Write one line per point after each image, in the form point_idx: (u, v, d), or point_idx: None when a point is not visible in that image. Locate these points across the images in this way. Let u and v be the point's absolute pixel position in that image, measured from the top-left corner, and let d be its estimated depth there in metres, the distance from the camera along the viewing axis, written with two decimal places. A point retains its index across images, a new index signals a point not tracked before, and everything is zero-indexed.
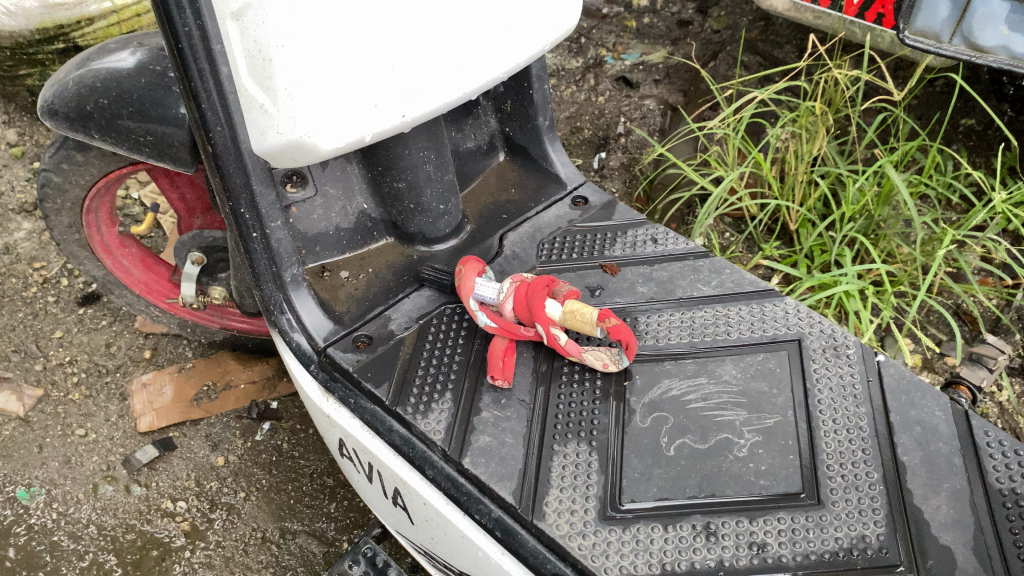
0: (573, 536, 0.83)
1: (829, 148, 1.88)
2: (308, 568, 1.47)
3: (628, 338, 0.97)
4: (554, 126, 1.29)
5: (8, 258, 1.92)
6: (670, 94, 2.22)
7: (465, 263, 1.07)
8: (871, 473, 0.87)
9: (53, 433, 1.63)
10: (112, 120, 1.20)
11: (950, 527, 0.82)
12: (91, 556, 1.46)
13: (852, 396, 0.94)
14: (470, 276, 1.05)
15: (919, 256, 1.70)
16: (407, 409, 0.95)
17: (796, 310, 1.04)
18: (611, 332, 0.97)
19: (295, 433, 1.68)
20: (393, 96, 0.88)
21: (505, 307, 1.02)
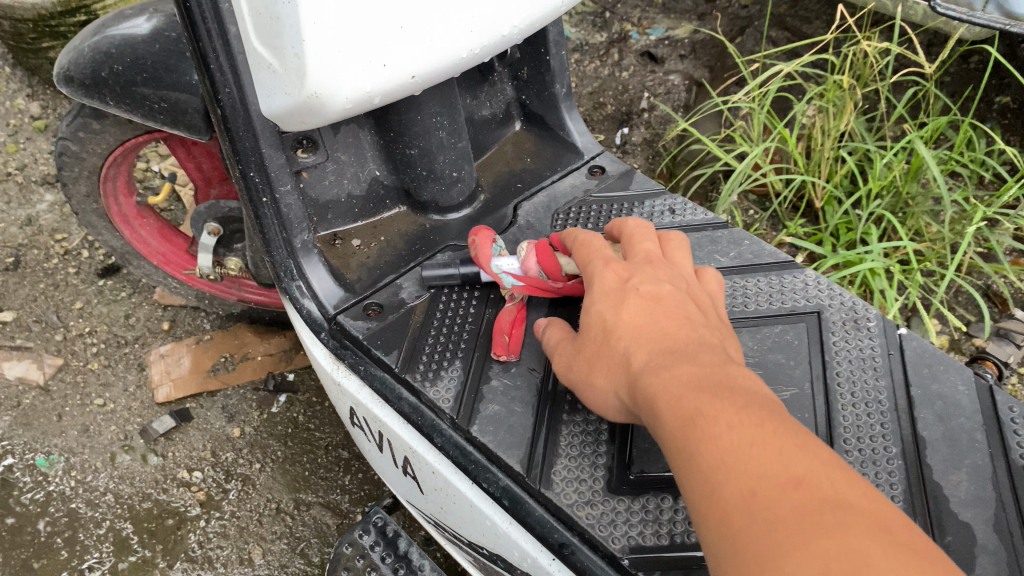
0: (580, 505, 0.81)
1: (856, 123, 1.83)
2: (322, 539, 1.47)
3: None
4: (572, 93, 1.26)
5: (31, 229, 1.93)
6: (696, 70, 2.18)
7: (477, 231, 1.03)
8: (889, 447, 0.85)
9: (72, 402, 1.64)
10: (127, 86, 1.19)
11: (970, 504, 0.79)
12: (108, 524, 1.47)
13: (872, 368, 0.92)
14: (488, 241, 1.02)
15: (947, 234, 1.67)
16: (416, 376, 0.94)
17: (816, 282, 1.02)
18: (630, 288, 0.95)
19: (312, 405, 1.68)
20: (403, 55, 0.84)
21: (528, 264, 0.99)
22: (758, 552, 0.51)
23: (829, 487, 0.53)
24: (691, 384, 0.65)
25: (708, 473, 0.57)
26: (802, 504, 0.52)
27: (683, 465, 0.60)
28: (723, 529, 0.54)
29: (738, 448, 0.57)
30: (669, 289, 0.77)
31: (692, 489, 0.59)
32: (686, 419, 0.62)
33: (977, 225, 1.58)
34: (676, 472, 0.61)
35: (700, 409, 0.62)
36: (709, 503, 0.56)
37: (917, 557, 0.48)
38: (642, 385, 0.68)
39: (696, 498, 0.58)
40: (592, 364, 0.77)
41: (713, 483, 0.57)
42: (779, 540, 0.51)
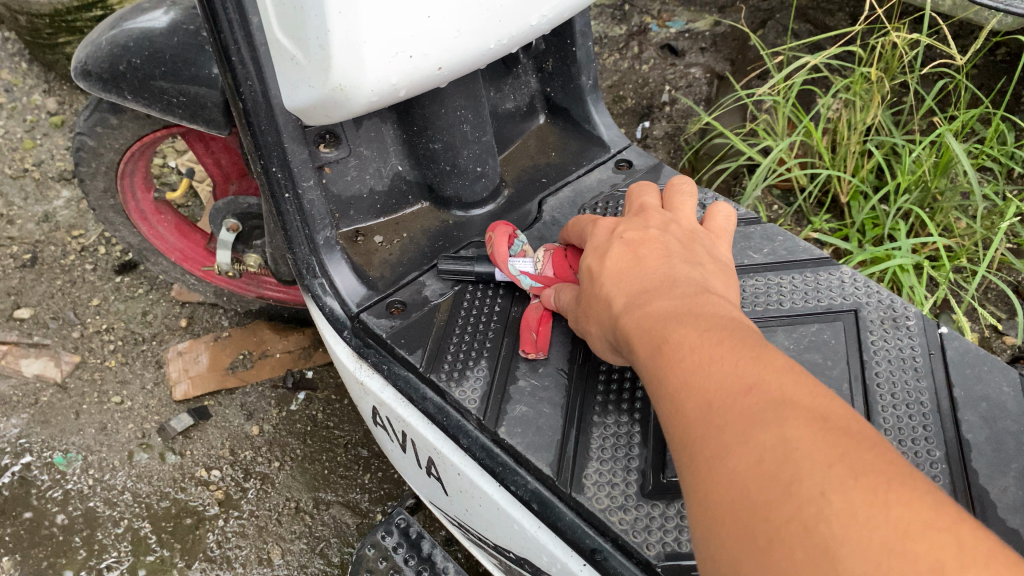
0: (613, 510, 0.79)
1: (884, 116, 1.80)
2: (341, 539, 1.45)
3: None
4: (598, 86, 1.23)
5: (47, 226, 1.92)
6: (716, 63, 2.15)
7: (494, 229, 1.00)
8: (933, 451, 0.82)
9: (89, 400, 1.63)
10: (146, 80, 1.18)
11: (1019, 510, 0.77)
12: (126, 523, 1.45)
13: (913, 369, 0.89)
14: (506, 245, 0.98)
15: (978, 229, 1.63)
16: (441, 376, 0.92)
17: (853, 279, 0.99)
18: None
19: (331, 403, 1.66)
20: (430, 47, 0.82)
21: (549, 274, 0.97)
22: (708, 451, 0.52)
23: (776, 382, 0.53)
24: (662, 307, 0.66)
25: (672, 389, 0.58)
26: (748, 401, 0.53)
27: (653, 385, 0.61)
28: (681, 436, 0.55)
29: (696, 363, 0.58)
30: (653, 233, 0.79)
31: (661, 404, 0.60)
32: (654, 342, 0.63)
33: (1010, 221, 1.55)
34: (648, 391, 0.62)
35: (667, 330, 0.63)
36: (672, 414, 0.57)
37: (849, 439, 0.48)
38: (619, 316, 0.70)
39: (663, 412, 0.59)
40: (585, 310, 0.79)
41: (676, 397, 0.58)
42: (726, 439, 0.51)
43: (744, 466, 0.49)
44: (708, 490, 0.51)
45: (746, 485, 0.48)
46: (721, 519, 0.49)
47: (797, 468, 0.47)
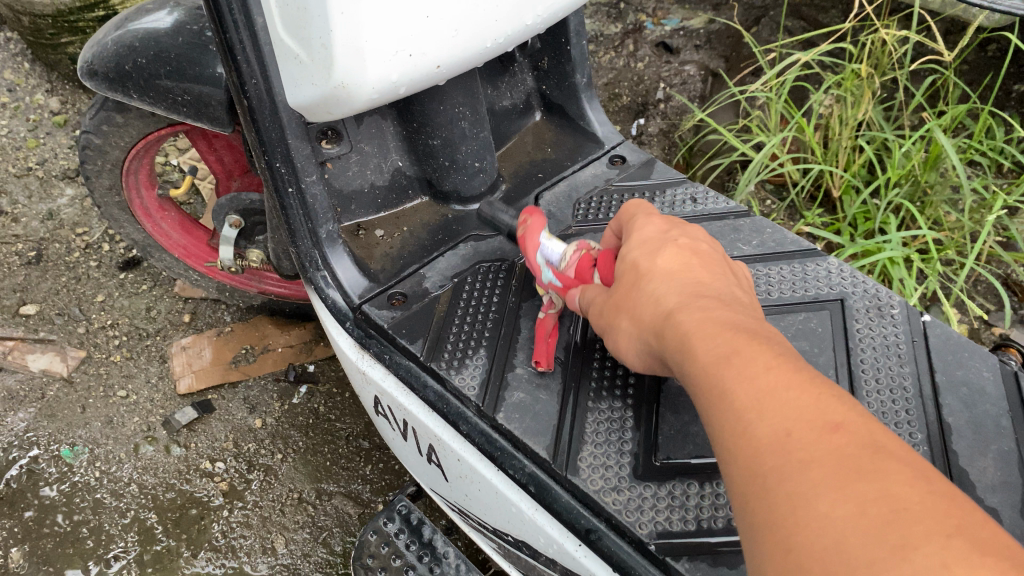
0: (607, 490, 0.82)
1: (875, 112, 1.83)
2: (344, 529, 1.48)
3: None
4: (592, 83, 1.27)
5: (52, 223, 1.95)
6: (711, 60, 2.19)
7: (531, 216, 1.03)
8: (915, 433, 0.85)
9: (95, 394, 1.66)
10: (151, 79, 1.21)
11: (997, 490, 0.80)
12: (132, 514, 1.48)
13: (897, 355, 0.92)
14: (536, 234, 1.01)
15: (967, 223, 1.66)
16: (441, 364, 0.94)
17: (840, 270, 1.02)
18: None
19: (332, 396, 1.69)
20: (428, 46, 0.85)
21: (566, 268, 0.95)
22: (791, 490, 0.51)
23: (865, 434, 0.53)
24: (728, 327, 0.64)
25: (741, 414, 0.57)
26: (838, 448, 0.52)
27: (714, 401, 0.60)
28: (751, 465, 0.54)
29: (772, 390, 0.57)
30: (707, 247, 0.78)
31: (721, 423, 0.58)
32: (720, 358, 0.61)
33: (996, 214, 1.58)
34: (702, 406, 0.61)
35: (738, 351, 0.61)
36: (738, 438, 0.56)
37: (947, 502, 0.48)
38: (674, 321, 0.68)
39: (727, 435, 0.57)
40: (623, 308, 0.77)
41: (746, 423, 0.56)
42: (812, 481, 0.51)
43: (835, 511, 0.48)
44: (790, 526, 0.50)
45: (846, 532, 0.47)
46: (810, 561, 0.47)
47: (903, 523, 0.46)
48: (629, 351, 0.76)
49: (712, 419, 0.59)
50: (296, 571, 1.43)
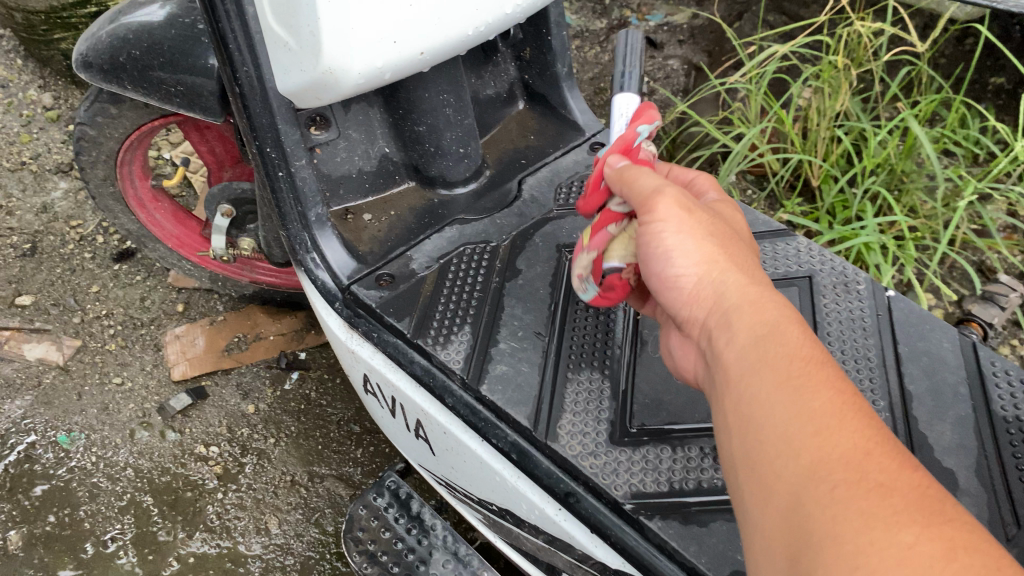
0: (584, 455, 0.86)
1: (852, 103, 1.88)
2: (335, 509, 1.52)
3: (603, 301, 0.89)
4: (573, 73, 1.31)
5: (46, 216, 1.98)
6: (694, 55, 2.22)
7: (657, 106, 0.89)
8: (878, 400, 0.90)
9: (91, 381, 1.69)
10: (145, 71, 1.24)
11: (953, 452, 0.84)
12: (129, 497, 1.52)
13: (861, 328, 0.97)
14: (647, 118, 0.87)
15: (940, 209, 1.71)
16: (427, 340, 0.98)
17: (809, 249, 1.07)
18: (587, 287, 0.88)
19: (323, 382, 1.73)
20: (412, 33, 0.89)
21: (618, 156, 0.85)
22: (865, 506, 0.49)
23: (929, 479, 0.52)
24: (812, 331, 0.62)
25: (816, 417, 0.55)
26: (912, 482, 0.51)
27: (790, 389, 0.57)
28: (816, 470, 0.52)
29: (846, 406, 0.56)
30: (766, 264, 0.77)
31: (790, 411, 0.56)
32: (807, 359, 0.59)
33: (968, 200, 1.63)
34: (769, 389, 0.58)
35: (821, 360, 0.59)
36: (810, 436, 0.54)
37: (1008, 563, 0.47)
38: (759, 291, 0.65)
39: (787, 430, 0.55)
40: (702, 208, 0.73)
41: (824, 425, 0.54)
42: (890, 508, 0.49)
43: (918, 544, 0.46)
44: (862, 538, 0.47)
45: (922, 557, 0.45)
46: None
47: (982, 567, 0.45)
48: (666, 216, 0.71)
49: (779, 403, 0.57)
50: (290, 551, 1.47)
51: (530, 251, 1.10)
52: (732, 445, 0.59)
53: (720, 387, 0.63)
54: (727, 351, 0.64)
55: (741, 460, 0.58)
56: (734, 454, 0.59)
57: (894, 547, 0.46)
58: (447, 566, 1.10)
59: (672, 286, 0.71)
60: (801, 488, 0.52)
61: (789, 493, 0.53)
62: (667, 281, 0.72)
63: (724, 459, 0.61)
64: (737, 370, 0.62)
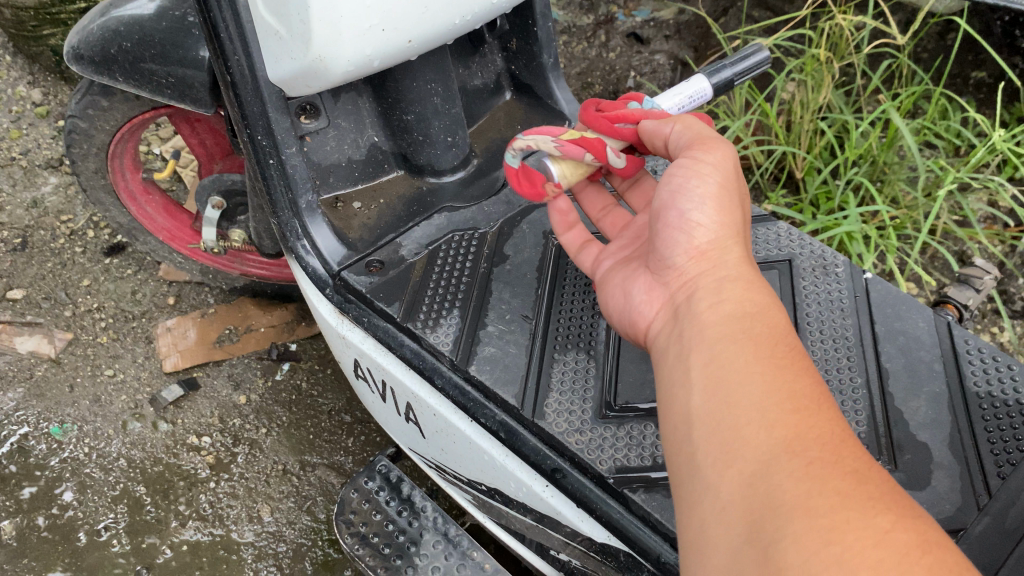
0: (570, 432, 0.89)
1: (834, 96, 1.91)
2: (327, 497, 1.54)
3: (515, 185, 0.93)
4: (559, 63, 1.33)
5: (36, 211, 1.99)
6: (681, 50, 2.24)
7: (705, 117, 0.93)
8: (855, 377, 0.92)
9: (83, 373, 1.71)
10: (136, 63, 1.26)
11: (927, 426, 0.87)
12: (122, 486, 1.53)
13: (840, 309, 1.00)
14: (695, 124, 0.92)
15: (921, 199, 1.74)
16: (417, 324, 1.00)
17: (789, 234, 1.10)
18: (518, 162, 0.92)
19: (314, 373, 1.75)
20: (401, 22, 0.91)
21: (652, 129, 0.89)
22: (840, 485, 0.51)
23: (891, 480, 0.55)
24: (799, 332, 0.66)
25: (800, 399, 0.57)
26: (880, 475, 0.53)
27: (780, 367, 0.60)
28: (792, 444, 0.54)
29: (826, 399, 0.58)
30: None
31: (777, 387, 0.58)
32: (799, 352, 0.62)
33: (948, 190, 1.66)
34: (756, 360, 0.61)
35: (807, 357, 0.62)
36: (791, 411, 0.56)
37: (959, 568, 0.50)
38: (762, 279, 0.70)
39: (769, 403, 0.57)
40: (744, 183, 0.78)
41: (806, 407, 0.57)
42: (865, 493, 0.51)
43: (894, 532, 0.48)
44: (835, 513, 0.49)
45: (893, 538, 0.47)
46: (848, 548, 0.47)
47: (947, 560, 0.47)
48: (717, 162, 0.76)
49: (766, 374, 0.59)
50: (282, 538, 1.49)
51: (517, 237, 1.12)
52: (697, 402, 0.61)
53: (695, 347, 0.66)
54: (716, 317, 0.67)
55: (705, 415, 0.60)
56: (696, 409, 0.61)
57: (869, 528, 0.48)
58: (437, 547, 1.12)
59: (687, 229, 0.75)
60: (772, 455, 0.54)
61: (758, 454, 0.55)
62: (683, 224, 0.75)
63: (678, 415, 0.62)
64: (723, 337, 0.64)
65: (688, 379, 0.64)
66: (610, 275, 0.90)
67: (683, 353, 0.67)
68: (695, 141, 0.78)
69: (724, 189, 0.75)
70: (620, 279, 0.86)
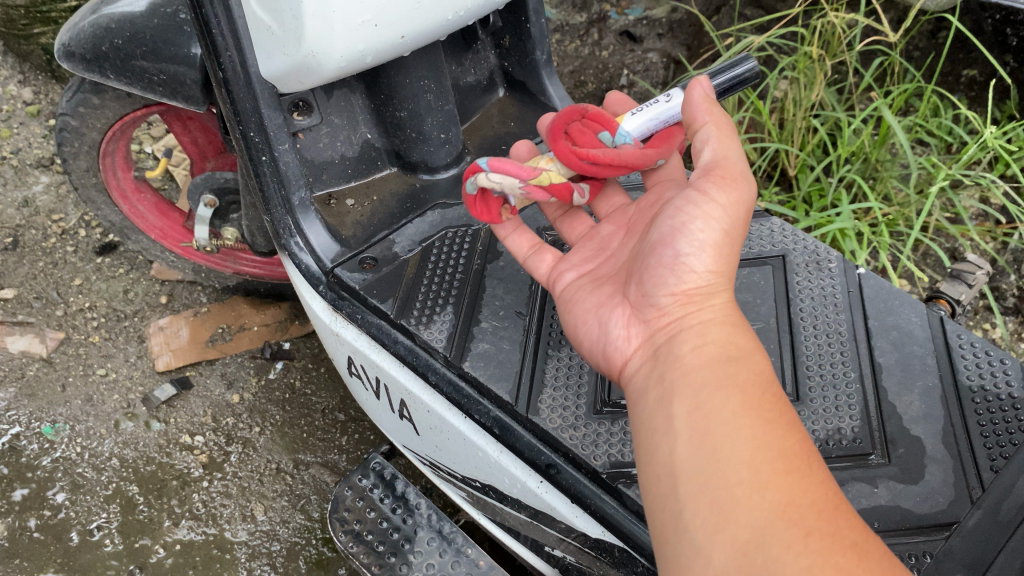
0: (565, 428, 0.89)
1: (826, 93, 1.91)
2: (320, 496, 1.54)
3: (473, 210, 0.94)
4: (552, 60, 1.33)
5: (27, 211, 1.98)
6: (674, 48, 2.24)
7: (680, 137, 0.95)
8: (848, 372, 0.93)
9: (75, 373, 1.70)
10: (127, 59, 1.25)
11: (921, 420, 0.87)
12: (114, 486, 1.53)
13: (833, 304, 1.00)
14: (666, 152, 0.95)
15: (913, 196, 1.75)
16: (411, 321, 1.00)
17: (782, 230, 1.10)
18: (475, 191, 0.92)
19: (308, 371, 1.74)
20: (393, 17, 0.90)
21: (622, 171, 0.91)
22: (840, 560, 0.52)
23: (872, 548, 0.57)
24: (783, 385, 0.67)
25: (792, 462, 0.58)
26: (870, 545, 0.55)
27: (769, 423, 0.61)
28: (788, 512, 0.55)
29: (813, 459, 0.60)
30: None
31: (770, 448, 0.59)
32: (785, 407, 0.63)
33: (940, 187, 1.66)
34: (744, 412, 0.61)
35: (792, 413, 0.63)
36: (783, 472, 0.57)
37: None
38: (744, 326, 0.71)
39: (762, 464, 0.58)
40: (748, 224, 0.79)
41: (799, 471, 0.58)
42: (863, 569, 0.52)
43: None
44: None
45: None
46: None
47: None
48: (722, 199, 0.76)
49: (757, 429, 0.60)
50: (275, 537, 1.48)
51: None
52: (681, 454, 0.62)
53: (679, 392, 0.66)
54: (701, 363, 0.67)
55: (690, 469, 0.60)
56: (681, 461, 0.61)
57: None
58: (432, 545, 1.12)
59: (678, 269, 0.75)
60: (770, 524, 0.54)
61: (753, 521, 0.55)
62: (675, 261, 0.75)
63: (662, 464, 0.63)
64: (709, 384, 0.65)
65: (672, 427, 0.64)
66: (576, 292, 0.88)
67: (664, 398, 0.67)
68: (719, 169, 0.78)
69: (726, 233, 0.76)
70: (594, 302, 0.84)
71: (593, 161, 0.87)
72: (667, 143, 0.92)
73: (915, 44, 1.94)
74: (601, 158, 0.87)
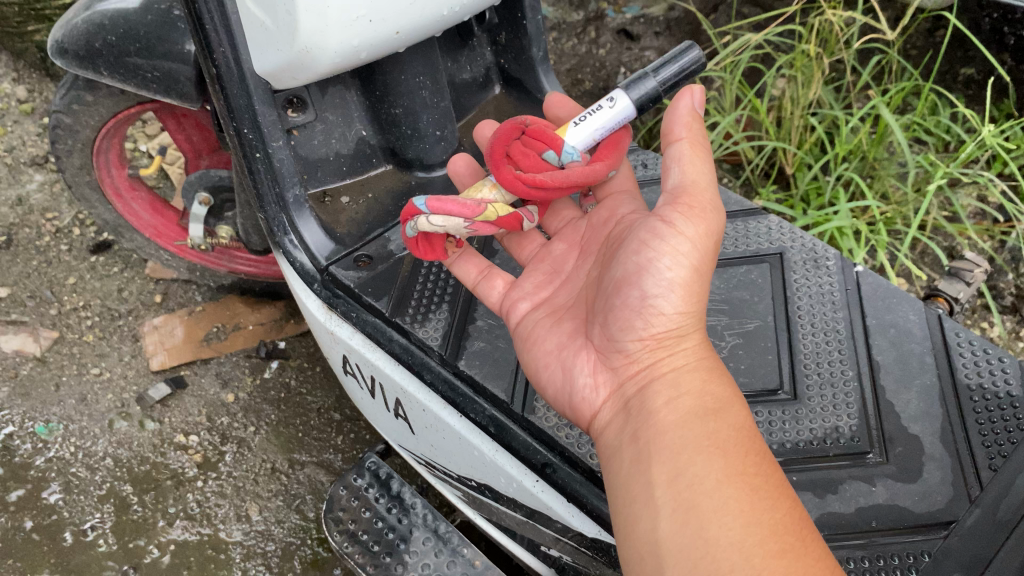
0: (561, 426, 0.88)
1: (824, 92, 1.91)
2: (316, 496, 1.53)
3: (417, 249, 0.90)
4: (548, 58, 1.32)
5: (21, 209, 1.97)
6: (671, 46, 2.23)
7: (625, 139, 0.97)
8: (846, 371, 0.92)
9: (68, 372, 1.69)
10: (120, 57, 1.24)
11: (919, 419, 0.87)
12: (108, 486, 1.52)
13: (831, 302, 0.99)
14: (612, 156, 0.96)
15: (910, 195, 1.74)
16: (406, 319, 0.99)
17: (779, 227, 1.09)
18: (416, 233, 0.87)
19: (303, 370, 1.73)
20: (388, 13, 0.90)
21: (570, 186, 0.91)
22: None
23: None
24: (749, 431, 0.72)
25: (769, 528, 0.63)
26: None
27: (747, 489, 0.65)
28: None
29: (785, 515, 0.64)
30: None
31: (748, 517, 0.63)
32: (753, 459, 0.68)
33: (937, 185, 1.66)
34: (724, 481, 0.65)
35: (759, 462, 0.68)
36: (775, 550, 0.61)
37: None
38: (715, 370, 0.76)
39: (744, 534, 0.62)
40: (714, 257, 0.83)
41: (777, 536, 0.62)
42: None
43: None
44: None
45: None
46: None
47: None
48: (688, 232, 0.80)
49: (737, 498, 0.64)
50: (270, 537, 1.47)
51: None
52: (665, 529, 0.65)
53: (655, 458, 0.70)
54: (674, 424, 0.71)
55: (676, 545, 0.64)
56: (667, 535, 0.65)
57: None
58: (427, 544, 1.11)
59: (646, 313, 0.79)
60: None
61: None
62: (645, 309, 0.79)
63: (646, 536, 0.66)
64: (685, 449, 0.68)
65: (653, 498, 0.67)
66: (534, 327, 0.90)
67: (640, 462, 0.71)
68: (686, 197, 0.82)
69: (692, 273, 0.80)
70: (555, 344, 0.87)
71: (537, 185, 0.86)
72: (613, 155, 0.93)
73: (913, 43, 1.95)
74: (547, 182, 0.85)
